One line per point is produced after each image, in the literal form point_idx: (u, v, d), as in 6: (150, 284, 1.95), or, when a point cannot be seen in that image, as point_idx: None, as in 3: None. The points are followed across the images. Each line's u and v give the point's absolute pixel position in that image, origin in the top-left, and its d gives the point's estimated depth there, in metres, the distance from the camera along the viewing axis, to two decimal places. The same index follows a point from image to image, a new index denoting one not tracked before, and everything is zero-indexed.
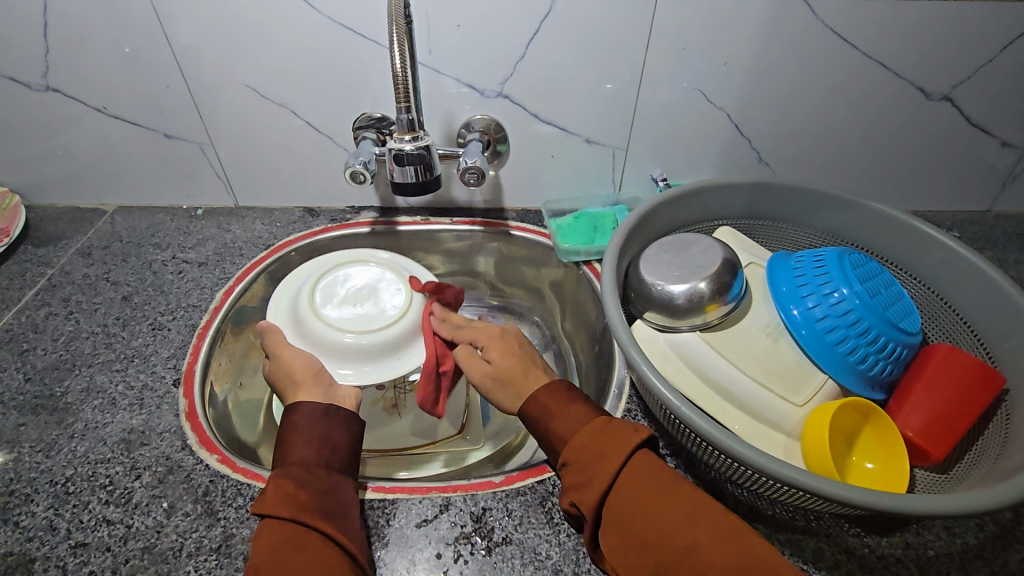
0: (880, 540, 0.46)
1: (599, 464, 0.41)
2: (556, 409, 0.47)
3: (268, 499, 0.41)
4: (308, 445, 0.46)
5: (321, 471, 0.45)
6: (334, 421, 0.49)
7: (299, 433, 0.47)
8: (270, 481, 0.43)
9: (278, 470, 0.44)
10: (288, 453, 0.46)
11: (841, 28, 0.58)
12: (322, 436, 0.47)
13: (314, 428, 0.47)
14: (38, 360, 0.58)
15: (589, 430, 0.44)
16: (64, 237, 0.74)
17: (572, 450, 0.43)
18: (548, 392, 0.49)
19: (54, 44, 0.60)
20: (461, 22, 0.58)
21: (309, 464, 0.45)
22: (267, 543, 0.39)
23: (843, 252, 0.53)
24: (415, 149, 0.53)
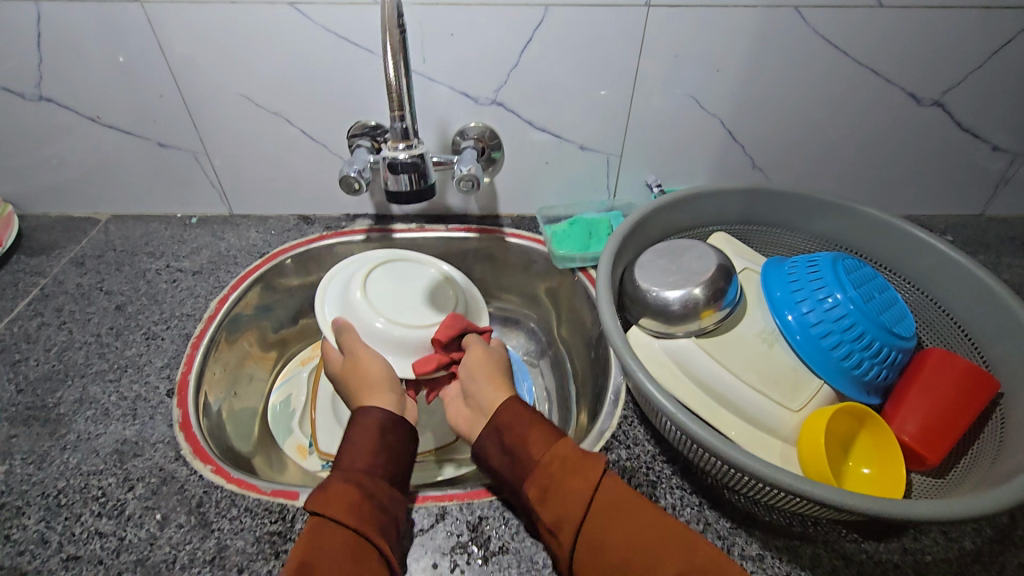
0: (878, 545, 0.46)
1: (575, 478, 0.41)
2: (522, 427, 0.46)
3: (332, 500, 0.41)
4: (372, 454, 0.46)
5: (385, 483, 0.44)
6: (397, 435, 0.48)
7: (360, 439, 0.47)
8: (332, 481, 0.43)
9: (341, 472, 0.44)
10: (349, 457, 0.45)
11: (832, 36, 0.59)
12: (388, 448, 0.47)
13: (378, 440, 0.47)
14: (30, 370, 0.58)
15: (558, 448, 0.44)
16: (57, 247, 0.73)
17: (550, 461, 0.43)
18: (520, 407, 0.48)
19: (47, 54, 0.60)
20: (454, 30, 0.58)
21: (371, 471, 0.45)
22: (323, 542, 0.39)
23: (836, 257, 0.53)
24: (409, 158, 0.52)
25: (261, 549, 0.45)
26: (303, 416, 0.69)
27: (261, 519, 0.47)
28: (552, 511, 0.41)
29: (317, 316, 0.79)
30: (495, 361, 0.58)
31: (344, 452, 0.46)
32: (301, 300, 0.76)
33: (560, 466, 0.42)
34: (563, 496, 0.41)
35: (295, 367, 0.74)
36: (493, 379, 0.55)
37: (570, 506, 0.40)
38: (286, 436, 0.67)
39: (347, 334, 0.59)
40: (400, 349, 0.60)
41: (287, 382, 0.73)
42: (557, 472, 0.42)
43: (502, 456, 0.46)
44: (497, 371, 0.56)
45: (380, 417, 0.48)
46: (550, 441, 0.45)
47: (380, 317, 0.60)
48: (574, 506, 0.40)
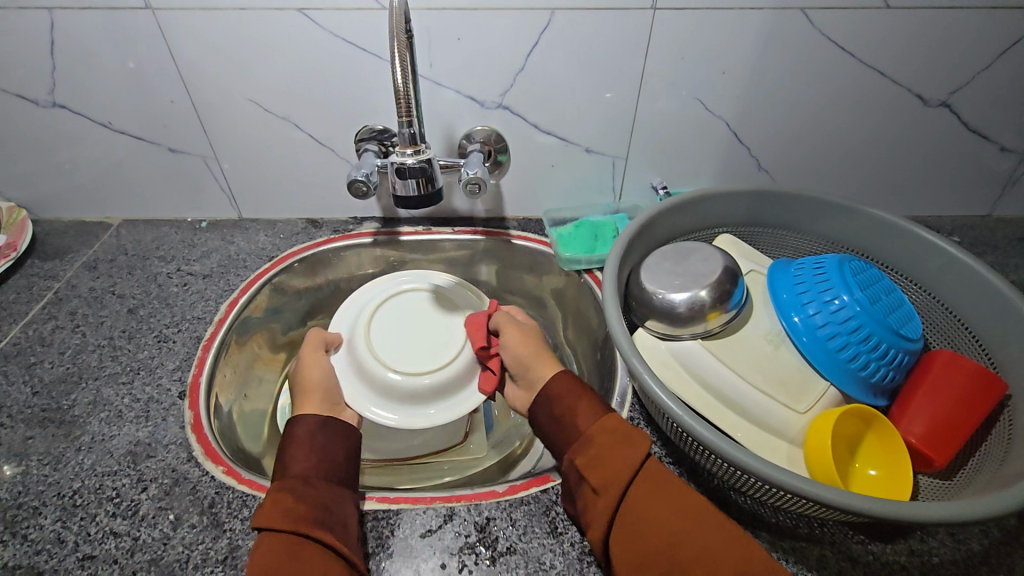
0: (885, 547, 0.46)
1: (621, 447, 0.43)
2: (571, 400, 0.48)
3: (267, 509, 0.42)
4: (308, 456, 0.47)
5: (323, 484, 0.45)
6: (331, 436, 0.50)
7: (298, 444, 0.48)
8: (272, 489, 0.44)
9: (280, 481, 0.45)
10: (291, 463, 0.47)
11: (838, 38, 0.59)
12: (319, 449, 0.48)
13: (313, 438, 0.49)
14: (45, 373, 0.59)
15: (608, 421, 0.45)
16: (70, 251, 0.74)
17: (595, 432, 0.45)
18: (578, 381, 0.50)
19: (61, 61, 0.61)
20: (461, 35, 0.59)
21: (307, 476, 0.46)
22: (271, 548, 0.40)
23: (842, 259, 0.53)
24: (417, 163, 0.53)
25: None
26: None
27: None
28: (595, 475, 0.42)
29: (325, 318, 0.80)
30: (531, 336, 0.60)
31: (287, 460, 0.47)
32: (310, 303, 0.77)
33: (615, 433, 0.44)
34: (607, 467, 0.42)
35: None
36: (540, 358, 0.56)
37: (619, 472, 0.41)
38: None
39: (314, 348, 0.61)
40: (396, 397, 0.60)
41: (296, 384, 0.74)
42: (605, 444, 0.43)
43: (552, 423, 0.48)
44: (541, 351, 0.58)
45: (309, 423, 0.50)
46: (596, 412, 0.47)
47: (392, 369, 0.61)
48: (622, 473, 0.41)
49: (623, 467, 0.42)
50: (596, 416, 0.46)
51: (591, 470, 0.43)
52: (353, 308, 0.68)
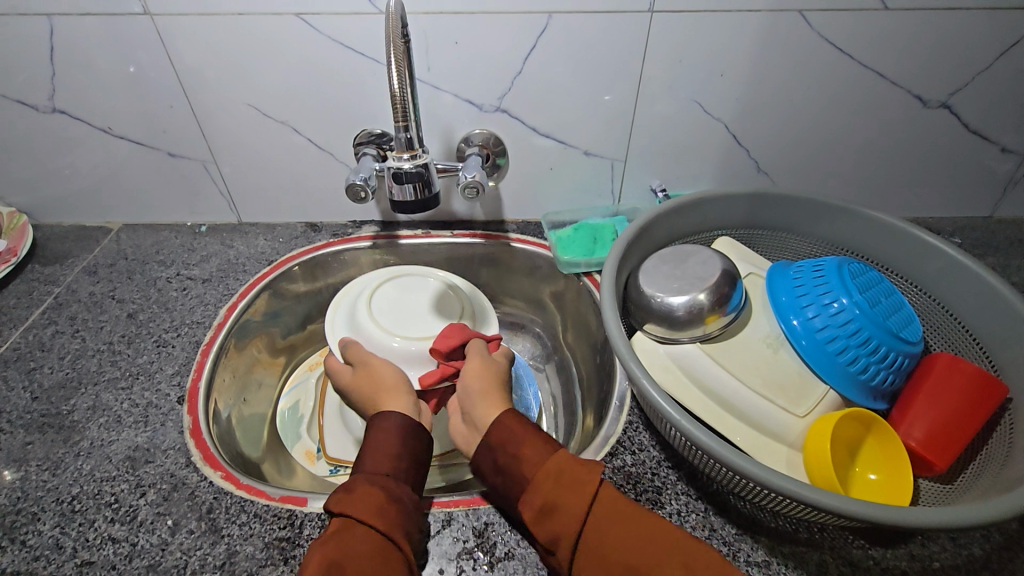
0: (885, 552, 0.46)
1: (574, 490, 0.41)
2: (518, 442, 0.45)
3: (355, 503, 0.41)
4: (393, 458, 0.46)
5: (407, 487, 0.45)
6: (420, 440, 0.49)
7: (383, 442, 0.47)
8: (356, 484, 0.43)
9: (366, 476, 0.44)
10: (372, 460, 0.45)
11: (837, 39, 0.59)
12: (410, 452, 0.47)
13: (403, 444, 0.47)
14: (45, 378, 0.59)
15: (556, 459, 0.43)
16: (70, 256, 0.75)
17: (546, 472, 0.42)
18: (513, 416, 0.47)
19: (60, 67, 0.62)
20: (459, 39, 0.59)
21: (394, 476, 0.45)
22: (351, 543, 0.39)
23: (841, 262, 0.53)
24: (414, 167, 0.53)
25: (270, 555, 0.46)
26: (312, 423, 0.70)
27: (270, 525, 0.48)
28: (549, 501, 0.41)
29: (324, 322, 0.80)
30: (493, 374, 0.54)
31: (368, 456, 0.46)
32: (309, 307, 0.77)
33: (560, 478, 0.42)
34: (564, 514, 0.40)
35: (303, 374, 0.75)
36: (488, 396, 0.51)
37: (571, 516, 0.40)
38: (296, 442, 0.68)
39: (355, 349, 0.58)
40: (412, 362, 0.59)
41: (295, 389, 0.74)
42: (565, 482, 0.41)
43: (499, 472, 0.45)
44: (495, 388, 0.52)
45: (397, 421, 0.48)
46: (541, 449, 0.44)
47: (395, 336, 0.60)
48: (577, 514, 0.40)
49: (578, 503, 0.40)
50: (545, 455, 0.44)
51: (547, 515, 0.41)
52: (353, 291, 0.67)
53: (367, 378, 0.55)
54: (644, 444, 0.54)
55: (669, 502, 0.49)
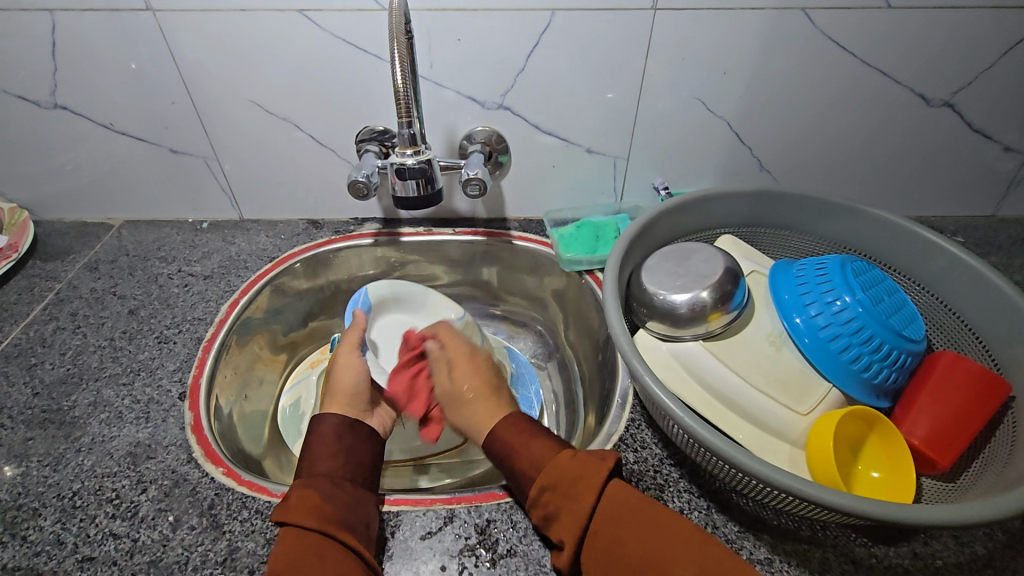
0: (887, 549, 0.46)
1: (571, 497, 0.42)
2: (522, 441, 0.48)
3: (291, 509, 0.42)
4: (333, 457, 0.48)
5: (346, 483, 0.46)
6: (355, 437, 0.50)
7: (320, 444, 0.48)
8: (293, 490, 0.44)
9: (303, 481, 0.45)
10: (313, 464, 0.47)
11: (841, 38, 0.59)
12: (347, 450, 0.49)
13: (339, 442, 0.49)
14: (46, 374, 0.59)
15: (558, 459, 0.44)
16: (71, 252, 0.75)
17: (542, 482, 0.44)
18: (510, 425, 0.49)
19: (62, 62, 0.61)
20: (462, 36, 0.59)
21: (331, 474, 0.46)
22: (288, 551, 0.40)
23: (844, 260, 0.53)
24: (417, 163, 0.53)
25: (271, 551, 0.46)
26: None
27: (272, 521, 0.47)
28: (555, 504, 0.43)
29: (326, 319, 0.80)
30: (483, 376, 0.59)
31: (305, 460, 0.47)
32: (310, 304, 0.77)
33: (558, 487, 0.43)
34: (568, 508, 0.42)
35: (304, 371, 0.74)
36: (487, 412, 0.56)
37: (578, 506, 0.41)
38: (296, 438, 0.67)
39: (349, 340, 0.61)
40: None
41: (297, 385, 0.73)
42: (566, 487, 0.42)
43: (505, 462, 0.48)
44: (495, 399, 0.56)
45: (335, 419, 0.50)
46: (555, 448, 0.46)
47: None
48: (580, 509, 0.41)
49: (580, 506, 0.41)
50: (550, 454, 0.46)
51: (554, 522, 0.42)
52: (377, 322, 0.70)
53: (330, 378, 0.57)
54: (646, 442, 0.54)
55: (672, 499, 0.49)
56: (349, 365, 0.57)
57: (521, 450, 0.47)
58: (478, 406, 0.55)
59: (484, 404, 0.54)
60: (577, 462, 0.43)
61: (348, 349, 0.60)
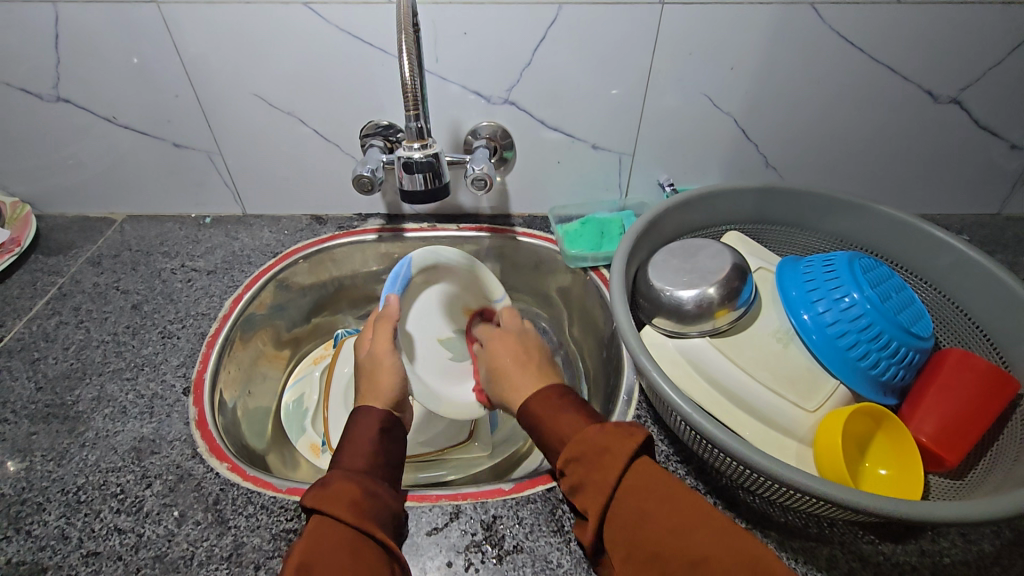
0: (895, 547, 0.46)
1: (599, 469, 0.39)
2: (551, 417, 0.45)
3: (329, 498, 0.40)
4: (371, 455, 0.47)
5: (381, 484, 0.44)
6: (391, 442, 0.49)
7: (358, 441, 0.47)
8: (331, 480, 0.42)
9: (341, 472, 0.44)
10: (349, 457, 0.46)
11: (849, 34, 0.59)
12: (383, 452, 0.48)
13: (378, 441, 0.48)
14: (49, 369, 0.59)
15: (588, 430, 0.42)
16: (73, 247, 0.74)
17: (569, 452, 0.41)
18: (540, 399, 0.47)
19: (65, 55, 0.61)
20: (468, 30, 0.58)
21: (369, 473, 0.45)
22: (322, 541, 0.38)
23: (852, 256, 0.53)
24: (424, 157, 0.53)
25: (277, 546, 0.45)
26: (315, 416, 0.70)
27: (277, 517, 0.47)
28: (578, 475, 0.41)
29: (329, 315, 0.80)
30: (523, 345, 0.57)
31: (344, 453, 0.46)
32: (313, 299, 0.77)
33: (584, 457, 0.40)
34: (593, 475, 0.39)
35: (307, 367, 0.75)
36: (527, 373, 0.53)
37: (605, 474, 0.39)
38: (299, 434, 0.68)
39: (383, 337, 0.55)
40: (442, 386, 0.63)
41: (299, 381, 0.73)
42: (589, 457, 0.40)
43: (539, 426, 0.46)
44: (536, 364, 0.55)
45: (376, 417, 0.49)
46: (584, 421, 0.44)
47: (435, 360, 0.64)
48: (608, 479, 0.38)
49: (607, 479, 0.38)
50: (577, 427, 0.43)
51: (579, 491, 0.41)
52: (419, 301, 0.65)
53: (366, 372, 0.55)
54: (652, 438, 0.54)
55: None
56: (391, 368, 0.54)
57: (549, 421, 0.45)
58: (517, 377, 0.53)
59: (522, 375, 0.53)
60: (604, 434, 0.41)
61: (382, 345, 0.55)
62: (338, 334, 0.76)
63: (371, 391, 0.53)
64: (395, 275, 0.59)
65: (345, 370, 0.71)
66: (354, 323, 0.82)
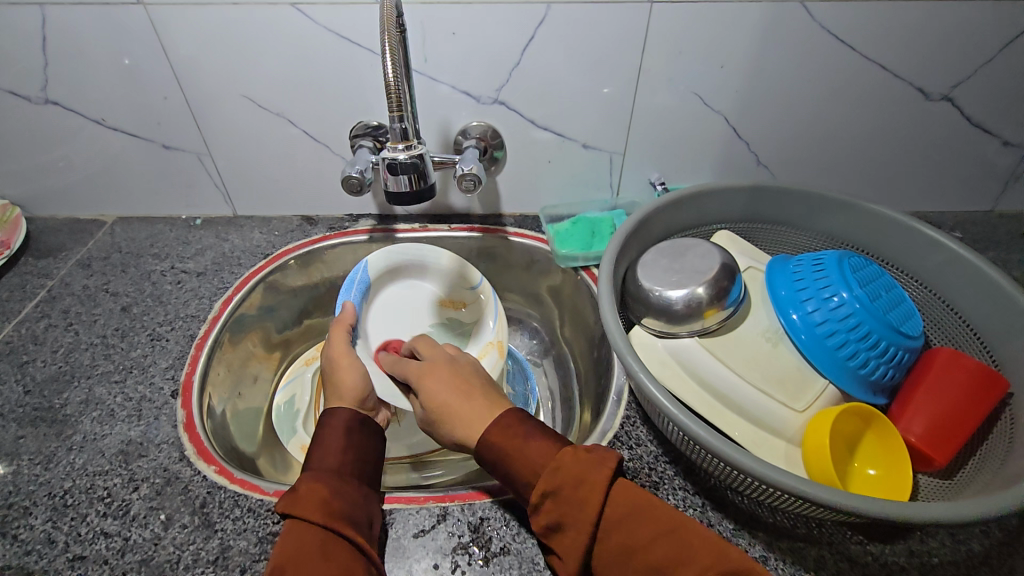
0: (883, 547, 0.45)
1: (579, 505, 0.38)
2: (513, 447, 0.42)
3: (301, 503, 0.40)
4: (342, 452, 0.46)
5: (354, 482, 0.44)
6: (364, 435, 0.48)
7: (330, 438, 0.47)
8: (303, 483, 0.42)
9: (312, 473, 0.43)
10: (320, 457, 0.45)
11: (839, 31, 0.58)
12: (357, 448, 0.47)
13: (349, 437, 0.47)
14: (38, 372, 0.59)
15: (558, 460, 0.40)
16: (64, 249, 0.74)
17: (542, 488, 0.39)
18: (500, 429, 0.44)
19: (53, 57, 0.61)
20: (456, 29, 0.58)
21: (342, 471, 0.45)
22: (293, 546, 0.38)
23: (842, 255, 0.53)
24: (409, 158, 0.53)
25: (263, 549, 0.45)
26: (307, 417, 0.69)
27: (264, 520, 0.47)
28: (558, 511, 0.39)
29: (320, 316, 0.79)
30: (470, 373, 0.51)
31: (315, 453, 0.46)
32: (305, 301, 0.77)
33: (563, 490, 0.39)
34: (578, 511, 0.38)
35: (299, 367, 0.74)
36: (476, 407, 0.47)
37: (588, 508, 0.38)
38: (291, 435, 0.67)
39: (337, 335, 0.58)
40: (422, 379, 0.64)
41: (291, 382, 0.73)
42: (568, 496, 0.39)
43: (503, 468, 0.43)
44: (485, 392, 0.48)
45: (342, 415, 0.48)
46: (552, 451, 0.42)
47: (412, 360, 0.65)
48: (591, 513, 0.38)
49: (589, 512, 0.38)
50: (547, 456, 0.41)
51: (558, 526, 0.39)
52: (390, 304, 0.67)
53: (329, 378, 0.55)
54: (641, 439, 0.54)
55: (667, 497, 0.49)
56: (348, 367, 0.55)
57: (512, 453, 0.42)
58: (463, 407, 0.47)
59: (468, 407, 0.47)
60: (579, 464, 0.39)
61: (339, 348, 0.56)
62: None
63: (336, 391, 0.53)
64: (350, 282, 0.63)
65: None
66: None
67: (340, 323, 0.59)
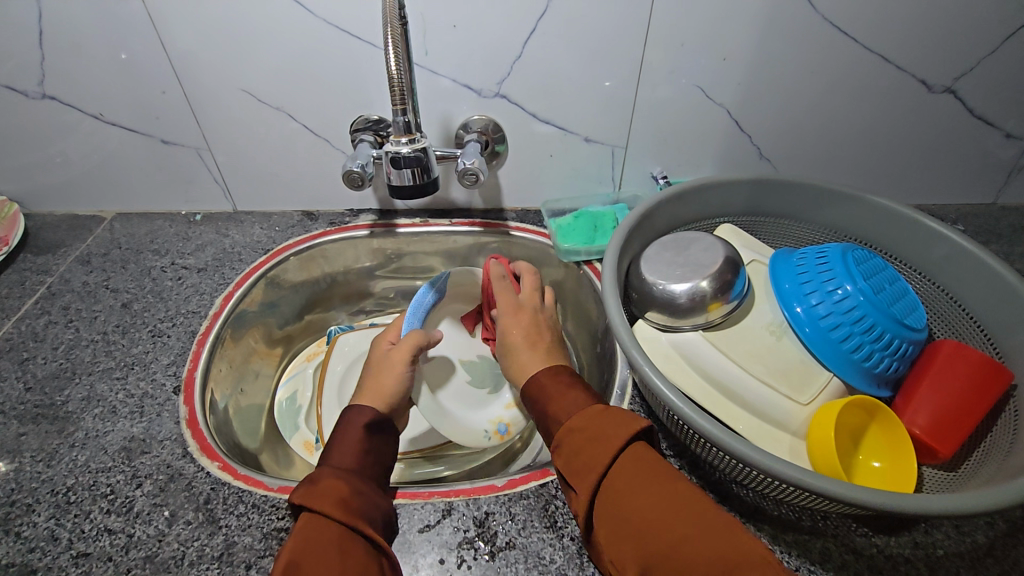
0: (887, 539, 0.46)
1: (597, 443, 0.40)
2: (558, 392, 0.48)
3: (318, 496, 0.40)
4: (358, 453, 0.46)
5: (369, 482, 0.44)
6: (382, 442, 0.49)
7: (348, 438, 0.47)
8: (321, 476, 0.42)
9: (329, 470, 0.43)
10: (338, 455, 0.45)
11: (841, 22, 0.58)
12: (375, 451, 0.48)
13: (367, 440, 0.47)
14: (38, 369, 0.58)
15: (590, 409, 0.44)
16: (63, 245, 0.74)
17: (571, 424, 0.43)
18: (550, 375, 0.50)
19: (49, 52, 0.60)
20: (457, 22, 0.58)
21: (358, 472, 0.44)
22: (310, 538, 0.38)
23: (846, 248, 0.52)
24: (412, 152, 0.52)
25: (268, 545, 0.45)
26: (309, 413, 0.69)
27: (268, 515, 0.47)
28: (575, 447, 0.41)
29: (322, 312, 0.79)
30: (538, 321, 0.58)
31: (333, 451, 0.46)
32: (306, 297, 0.77)
33: (584, 431, 0.42)
34: (590, 451, 0.40)
35: (300, 364, 0.75)
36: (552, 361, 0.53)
37: (599, 452, 0.39)
38: (293, 432, 0.68)
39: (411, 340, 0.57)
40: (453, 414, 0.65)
41: (292, 379, 0.73)
42: (589, 435, 0.41)
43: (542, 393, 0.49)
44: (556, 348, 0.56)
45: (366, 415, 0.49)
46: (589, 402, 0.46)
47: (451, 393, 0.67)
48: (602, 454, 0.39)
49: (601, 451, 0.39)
50: (582, 408, 0.45)
51: (571, 468, 0.41)
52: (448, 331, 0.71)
53: (371, 383, 0.54)
54: None
55: None
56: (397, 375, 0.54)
57: (556, 399, 0.47)
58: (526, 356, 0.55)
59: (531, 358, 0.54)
60: (604, 416, 0.42)
61: (399, 355, 0.55)
62: (332, 330, 0.76)
63: (373, 391, 0.53)
64: (417, 303, 0.63)
65: (338, 368, 0.71)
66: (347, 319, 0.81)
67: (415, 335, 0.57)
